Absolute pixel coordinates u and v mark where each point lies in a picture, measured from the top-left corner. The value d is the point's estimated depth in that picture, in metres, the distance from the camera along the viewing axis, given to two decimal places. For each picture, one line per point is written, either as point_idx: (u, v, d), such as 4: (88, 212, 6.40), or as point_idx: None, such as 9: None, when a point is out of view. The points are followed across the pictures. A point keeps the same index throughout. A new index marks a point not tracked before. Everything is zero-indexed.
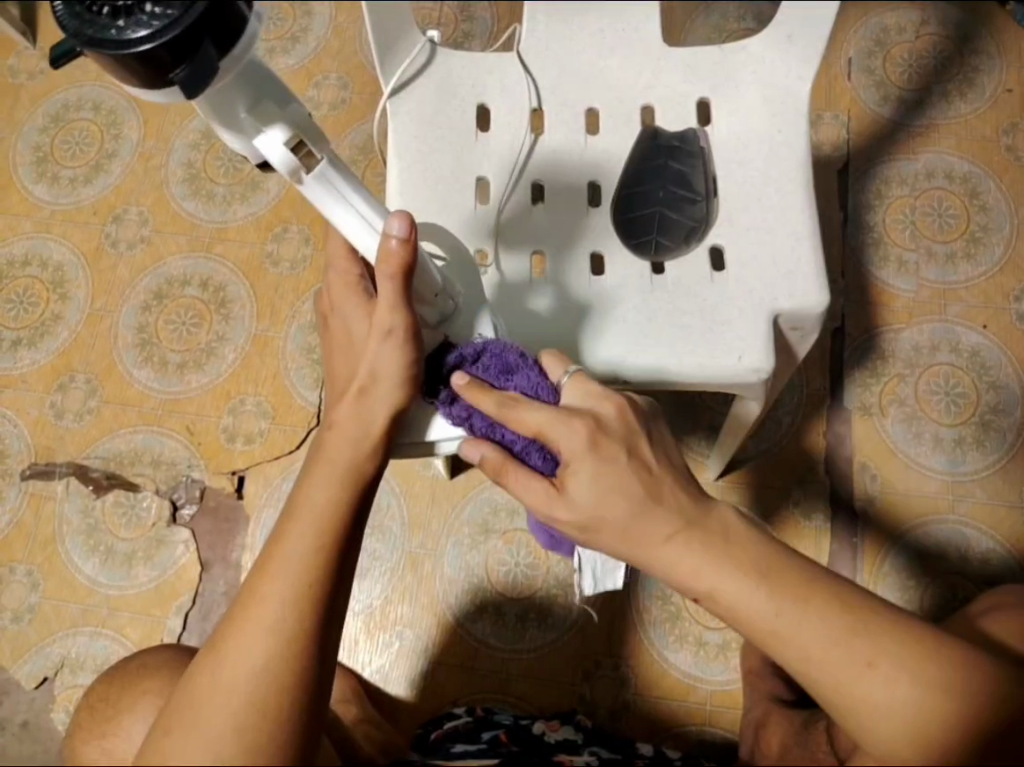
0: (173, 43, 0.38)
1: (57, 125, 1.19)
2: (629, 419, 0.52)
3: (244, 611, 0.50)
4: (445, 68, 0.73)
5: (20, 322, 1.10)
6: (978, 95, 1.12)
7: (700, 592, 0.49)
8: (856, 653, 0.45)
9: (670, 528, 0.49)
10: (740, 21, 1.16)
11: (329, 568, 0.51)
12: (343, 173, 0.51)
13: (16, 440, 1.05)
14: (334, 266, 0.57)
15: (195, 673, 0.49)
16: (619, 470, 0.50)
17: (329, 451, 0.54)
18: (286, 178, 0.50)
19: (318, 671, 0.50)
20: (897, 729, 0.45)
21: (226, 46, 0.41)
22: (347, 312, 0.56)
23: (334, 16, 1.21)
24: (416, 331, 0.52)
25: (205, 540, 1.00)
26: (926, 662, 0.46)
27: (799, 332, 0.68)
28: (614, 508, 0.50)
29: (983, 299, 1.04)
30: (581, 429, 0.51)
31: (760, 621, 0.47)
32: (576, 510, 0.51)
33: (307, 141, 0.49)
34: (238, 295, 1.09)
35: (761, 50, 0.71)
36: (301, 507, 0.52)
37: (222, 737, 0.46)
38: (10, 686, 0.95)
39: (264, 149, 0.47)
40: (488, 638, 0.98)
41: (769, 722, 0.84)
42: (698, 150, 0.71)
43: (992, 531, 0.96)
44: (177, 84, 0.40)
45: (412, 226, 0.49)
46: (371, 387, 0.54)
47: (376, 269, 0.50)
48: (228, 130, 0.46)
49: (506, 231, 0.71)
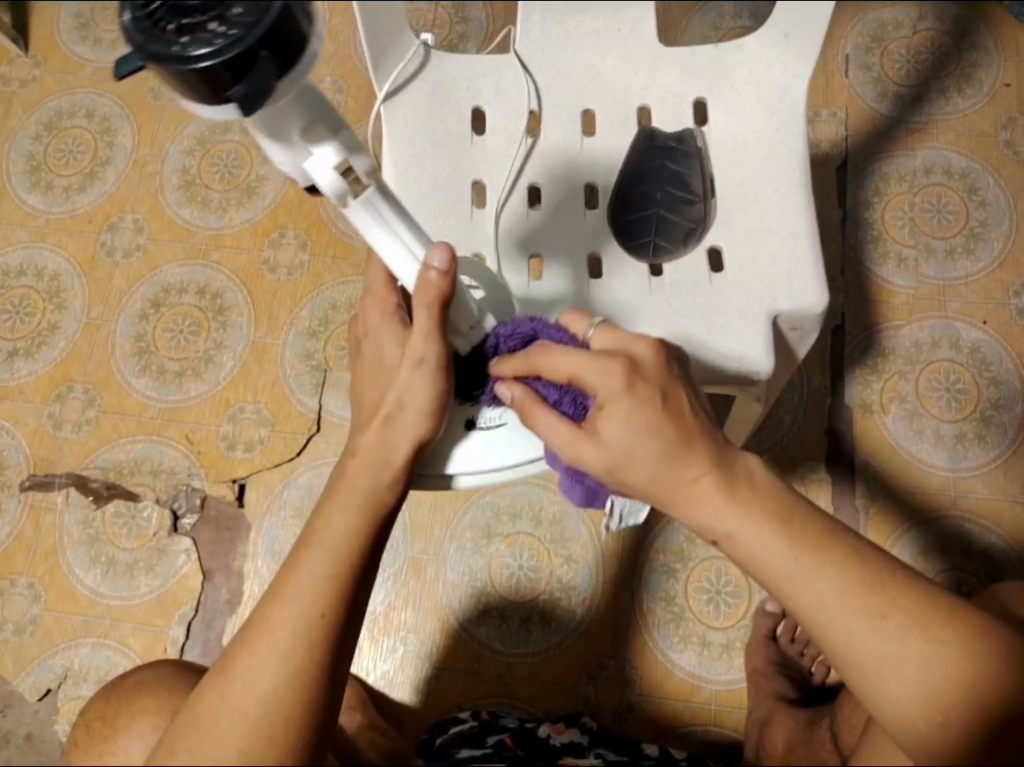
0: (231, 61, 0.39)
1: (50, 134, 1.18)
2: (665, 364, 0.50)
3: (257, 631, 0.49)
4: (439, 72, 0.73)
5: (17, 332, 1.10)
6: (976, 89, 1.11)
7: (722, 535, 0.48)
8: (869, 605, 0.45)
9: (696, 473, 0.48)
10: (736, 19, 1.15)
11: (343, 592, 0.50)
12: (387, 202, 0.52)
13: (15, 452, 1.05)
14: (372, 294, 0.58)
15: (203, 691, 0.49)
16: (655, 412, 0.48)
17: (350, 477, 0.53)
18: (332, 201, 0.51)
19: (328, 693, 0.50)
20: (909, 683, 0.44)
21: (287, 64, 0.41)
22: (380, 335, 0.56)
23: (327, 20, 1.20)
24: (448, 362, 0.53)
25: (207, 549, 1.00)
26: (942, 624, 0.45)
27: (798, 332, 0.68)
28: (646, 449, 0.48)
29: (982, 295, 1.04)
30: (617, 370, 0.48)
31: (778, 569, 0.46)
32: (606, 451, 0.49)
33: (355, 165, 0.49)
34: (236, 301, 1.09)
35: (757, 49, 0.71)
36: (319, 530, 0.52)
37: (230, 757, 0.47)
38: (13, 699, 0.95)
39: (314, 172, 0.48)
40: (493, 642, 0.97)
41: (774, 720, 0.84)
42: (694, 150, 0.70)
43: (995, 526, 0.96)
44: (237, 100, 0.41)
45: (453, 259, 0.50)
46: (398, 415, 0.54)
47: (414, 298, 0.51)
48: (283, 153, 0.48)
49: (503, 238, 0.70)
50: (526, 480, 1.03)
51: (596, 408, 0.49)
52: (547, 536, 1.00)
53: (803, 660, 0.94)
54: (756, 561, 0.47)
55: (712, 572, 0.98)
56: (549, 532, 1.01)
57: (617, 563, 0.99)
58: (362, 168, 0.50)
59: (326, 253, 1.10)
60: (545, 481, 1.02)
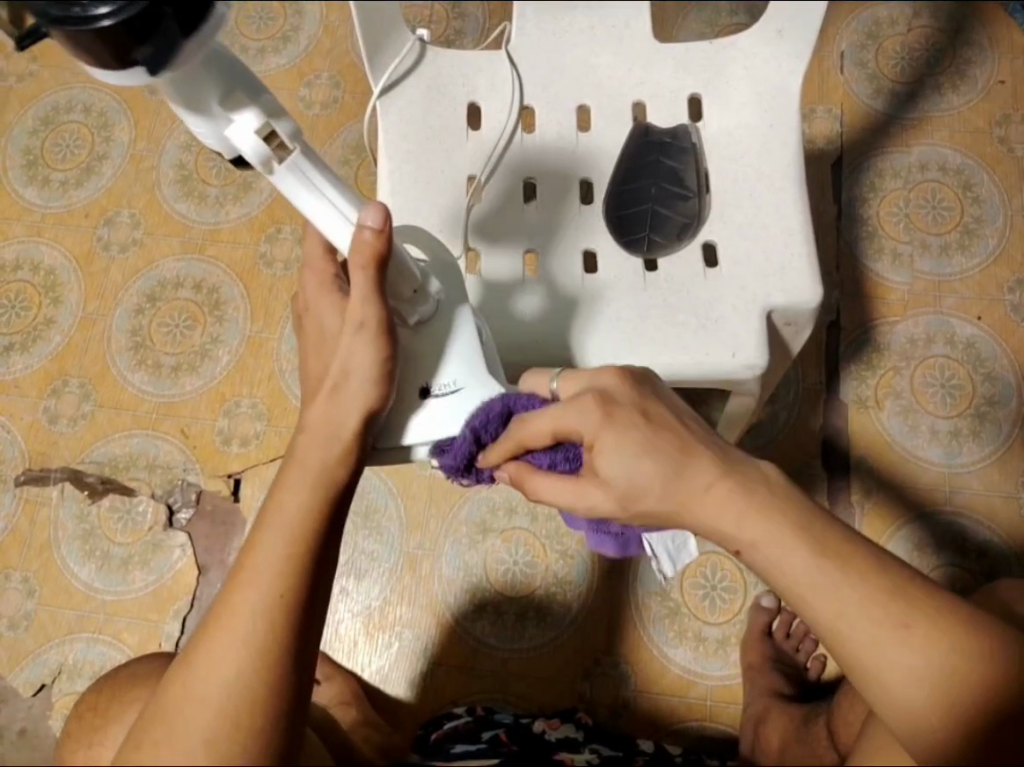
0: (133, 22, 0.38)
1: (47, 129, 1.18)
2: (633, 384, 0.53)
3: (216, 619, 0.49)
4: (434, 68, 0.73)
5: (13, 327, 1.09)
6: (970, 86, 1.12)
7: (743, 543, 0.49)
8: (892, 613, 0.45)
9: (707, 481, 0.50)
10: (732, 16, 1.16)
11: (301, 575, 0.50)
12: (316, 166, 0.51)
13: (11, 446, 1.05)
14: (309, 265, 0.58)
15: (168, 685, 0.49)
16: (641, 434, 0.51)
17: (301, 455, 0.54)
18: (259, 169, 0.51)
19: (295, 675, 0.49)
20: (927, 695, 0.43)
21: (194, 23, 0.41)
22: (320, 307, 0.58)
23: (325, 15, 1.21)
24: (387, 326, 0.54)
25: (202, 544, 1.00)
26: (964, 634, 0.45)
27: (792, 327, 0.68)
28: (645, 472, 0.51)
29: (977, 292, 1.04)
30: (592, 405, 0.52)
31: (803, 578, 0.46)
32: (611, 488, 0.52)
33: (278, 130, 0.49)
34: (232, 297, 1.09)
35: (749, 46, 0.71)
36: (273, 512, 0.52)
37: (194, 748, 0.46)
38: (8, 693, 0.95)
39: (235, 138, 0.48)
40: (488, 638, 0.97)
41: (770, 717, 0.85)
42: (689, 145, 0.71)
43: (989, 521, 0.96)
44: (144, 62, 0.40)
45: (386, 218, 0.51)
46: (343, 384, 0.55)
47: (351, 259, 0.52)
48: (200, 122, 0.47)
49: (492, 229, 0.70)
50: None
51: (587, 449, 0.53)
52: (544, 532, 1.00)
53: (799, 656, 0.94)
54: (772, 570, 0.48)
55: (706, 568, 0.98)
56: (545, 529, 1.01)
57: (611, 557, 0.99)
58: (287, 133, 0.50)
59: None
60: None
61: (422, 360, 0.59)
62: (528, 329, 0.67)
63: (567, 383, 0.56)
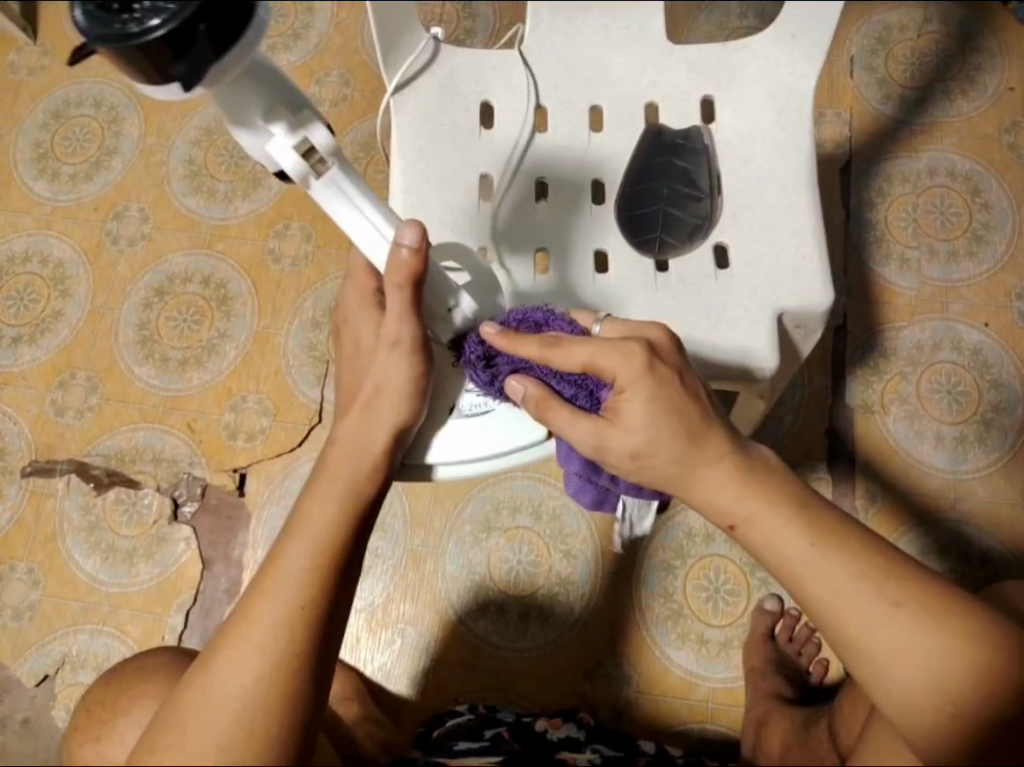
0: (174, 36, 0.39)
1: (57, 122, 1.18)
2: (674, 346, 0.53)
3: (237, 625, 0.49)
4: (448, 66, 0.73)
5: (21, 318, 1.10)
6: (980, 92, 1.12)
7: (739, 518, 0.50)
8: (881, 592, 0.46)
9: (717, 453, 0.51)
10: (742, 19, 1.16)
11: (325, 585, 0.51)
12: (353, 181, 0.52)
13: (17, 437, 1.05)
14: (352, 280, 0.61)
15: (183, 689, 0.49)
16: (674, 394, 0.51)
17: (332, 466, 0.56)
18: (298, 184, 0.52)
19: (313, 683, 0.49)
20: (911, 672, 0.44)
21: (230, 38, 0.41)
22: (358, 320, 0.60)
23: (336, 13, 1.21)
24: (420, 343, 0.57)
25: (206, 538, 1.00)
26: (952, 615, 0.45)
27: (802, 330, 0.68)
28: (667, 429, 0.51)
29: (985, 298, 1.04)
30: (638, 353, 0.51)
31: (792, 552, 0.48)
32: (630, 438, 0.52)
33: (315, 144, 0.50)
34: (239, 292, 1.09)
35: (765, 48, 0.71)
36: (301, 523, 0.53)
37: (209, 752, 0.45)
38: (10, 683, 0.95)
39: (275, 152, 0.50)
40: (489, 636, 0.97)
41: (771, 719, 0.85)
42: (701, 147, 0.71)
43: (994, 527, 0.96)
44: (180, 77, 0.41)
45: (423, 238, 0.51)
46: (376, 401, 0.58)
47: (386, 279, 0.54)
48: (244, 135, 0.49)
49: (504, 230, 0.70)
50: (526, 474, 1.03)
51: (616, 393, 0.52)
52: (547, 532, 1.00)
53: (801, 660, 0.94)
54: (769, 548, 0.49)
55: (709, 569, 0.98)
56: (548, 528, 1.01)
57: (615, 557, 0.99)
58: (325, 147, 0.51)
59: (330, 245, 1.10)
60: (548, 477, 1.03)
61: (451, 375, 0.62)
62: None
63: (610, 329, 0.57)
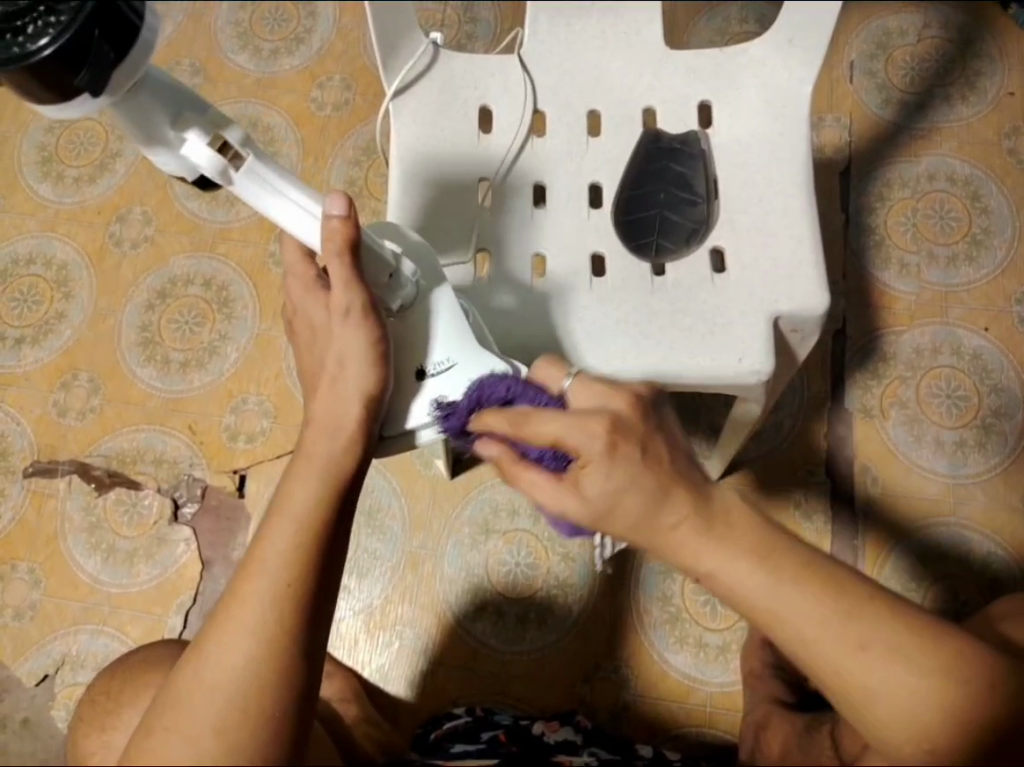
0: (66, 50, 0.40)
1: (63, 126, 1.19)
2: (641, 416, 0.51)
3: (227, 607, 0.50)
4: (448, 70, 0.73)
5: (25, 320, 1.11)
6: (980, 98, 1.12)
7: (702, 572, 0.47)
8: (849, 636, 0.45)
9: (680, 514, 0.47)
10: (742, 24, 1.16)
11: (310, 566, 0.51)
12: (272, 169, 0.52)
13: (20, 438, 1.06)
14: (291, 273, 0.57)
15: (178, 671, 0.49)
16: (638, 469, 0.48)
17: (308, 448, 0.55)
18: (220, 182, 0.51)
19: (304, 667, 0.50)
20: (887, 708, 0.45)
21: (122, 48, 0.41)
22: (306, 307, 0.56)
23: (339, 18, 1.22)
24: (373, 308, 0.55)
25: (205, 539, 1.01)
26: (924, 648, 0.45)
27: (799, 333, 0.68)
28: (629, 504, 0.48)
29: (984, 302, 1.04)
30: (601, 432, 0.49)
31: (761, 602, 0.46)
32: (590, 506, 0.49)
33: (229, 139, 0.50)
34: (241, 295, 1.10)
35: (762, 53, 0.72)
36: (284, 504, 0.53)
37: (204, 732, 0.46)
38: (11, 683, 0.95)
39: (189, 154, 0.49)
40: (489, 639, 0.98)
41: (770, 724, 0.84)
42: (699, 151, 0.72)
43: (992, 533, 0.96)
44: (85, 88, 0.41)
45: (351, 205, 0.52)
46: (341, 376, 0.55)
47: (323, 249, 0.53)
48: (155, 149, 0.49)
49: (499, 229, 0.71)
50: None
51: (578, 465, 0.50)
52: (546, 534, 1.01)
53: None
54: (735, 598, 0.47)
55: None
56: (546, 530, 1.01)
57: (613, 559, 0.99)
58: (238, 140, 0.51)
59: None
60: None
61: (414, 339, 0.60)
62: (516, 321, 0.67)
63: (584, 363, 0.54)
